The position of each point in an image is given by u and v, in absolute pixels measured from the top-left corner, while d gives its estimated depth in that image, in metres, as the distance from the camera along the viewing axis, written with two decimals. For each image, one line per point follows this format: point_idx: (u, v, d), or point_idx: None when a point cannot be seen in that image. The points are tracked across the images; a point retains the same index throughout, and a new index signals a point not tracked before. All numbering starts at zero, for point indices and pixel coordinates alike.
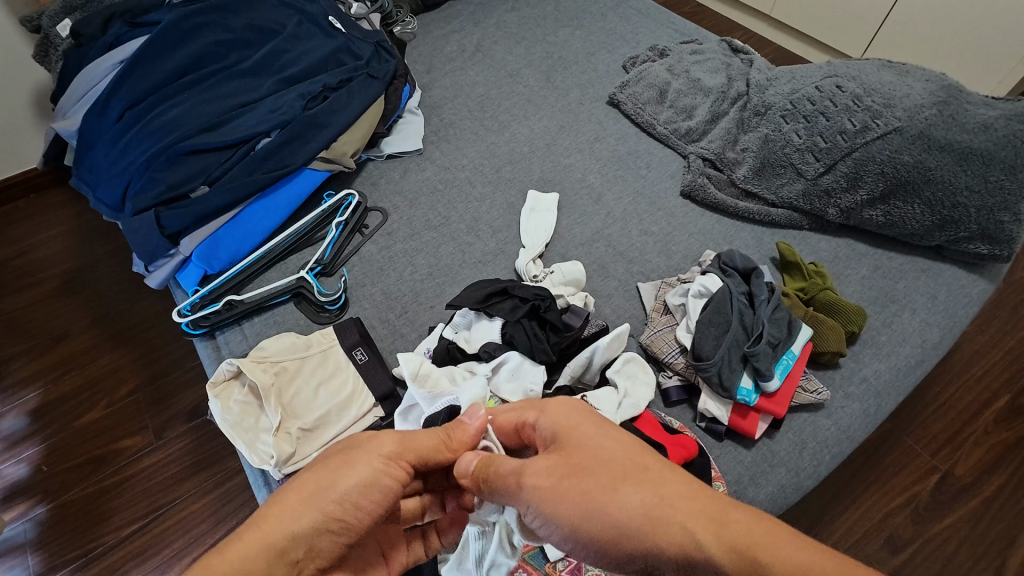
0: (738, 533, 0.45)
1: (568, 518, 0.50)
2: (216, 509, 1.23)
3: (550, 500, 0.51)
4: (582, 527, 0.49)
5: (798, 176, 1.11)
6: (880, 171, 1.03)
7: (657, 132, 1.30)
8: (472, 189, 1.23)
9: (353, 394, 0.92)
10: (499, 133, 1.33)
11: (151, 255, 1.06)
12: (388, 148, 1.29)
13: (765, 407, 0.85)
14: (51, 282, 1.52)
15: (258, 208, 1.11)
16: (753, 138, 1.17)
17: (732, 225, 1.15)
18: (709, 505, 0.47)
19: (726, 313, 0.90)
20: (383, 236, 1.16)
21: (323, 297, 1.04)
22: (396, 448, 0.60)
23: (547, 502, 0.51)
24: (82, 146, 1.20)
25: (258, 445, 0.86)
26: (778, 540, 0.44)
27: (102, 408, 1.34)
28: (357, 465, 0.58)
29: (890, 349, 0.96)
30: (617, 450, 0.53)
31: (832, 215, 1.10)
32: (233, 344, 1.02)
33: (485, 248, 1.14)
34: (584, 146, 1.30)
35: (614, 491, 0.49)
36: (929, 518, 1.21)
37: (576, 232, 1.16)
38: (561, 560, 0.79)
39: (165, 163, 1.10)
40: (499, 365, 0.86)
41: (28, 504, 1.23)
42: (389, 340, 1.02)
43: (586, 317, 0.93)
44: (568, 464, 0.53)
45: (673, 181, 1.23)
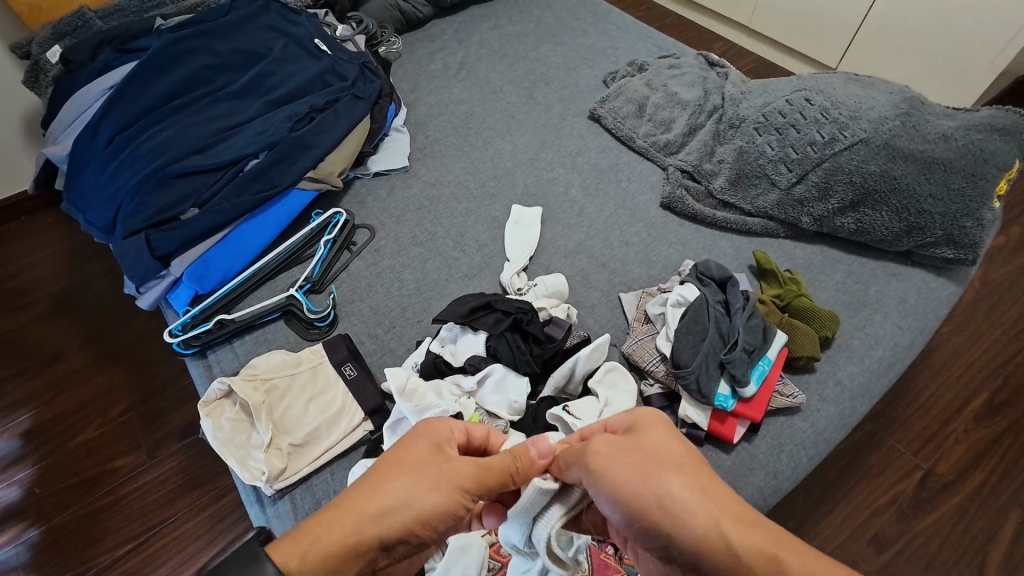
0: (771, 550, 0.49)
1: (620, 482, 0.57)
2: (211, 526, 1.24)
3: (611, 464, 0.58)
4: (628, 493, 0.56)
5: (772, 186, 1.15)
6: (849, 180, 1.07)
7: (636, 144, 1.33)
8: (458, 204, 1.26)
9: (342, 410, 0.93)
10: (483, 149, 1.36)
11: (142, 277, 1.08)
12: (375, 166, 1.32)
13: (742, 412, 0.88)
14: (42, 304, 1.53)
15: (247, 228, 1.13)
16: (728, 150, 1.21)
17: (710, 234, 1.19)
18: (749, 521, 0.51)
19: (702, 321, 0.93)
20: (371, 252, 1.18)
21: (312, 314, 1.06)
22: (473, 471, 0.61)
23: (605, 466, 0.58)
24: (73, 170, 1.23)
25: (249, 462, 0.88)
26: (806, 559, 0.48)
27: (95, 428, 1.35)
28: (436, 479, 0.60)
29: (863, 352, 1.00)
30: (676, 452, 0.59)
31: (806, 223, 1.13)
32: (224, 362, 1.04)
33: (471, 262, 1.17)
34: (567, 160, 1.34)
35: (671, 476, 0.55)
36: (913, 516, 1.24)
37: (559, 244, 1.19)
38: None
39: (156, 187, 1.13)
40: (483, 377, 0.89)
41: (22, 526, 1.23)
42: (378, 354, 1.04)
43: (569, 328, 0.95)
44: (634, 447, 0.59)
45: (653, 193, 1.27)
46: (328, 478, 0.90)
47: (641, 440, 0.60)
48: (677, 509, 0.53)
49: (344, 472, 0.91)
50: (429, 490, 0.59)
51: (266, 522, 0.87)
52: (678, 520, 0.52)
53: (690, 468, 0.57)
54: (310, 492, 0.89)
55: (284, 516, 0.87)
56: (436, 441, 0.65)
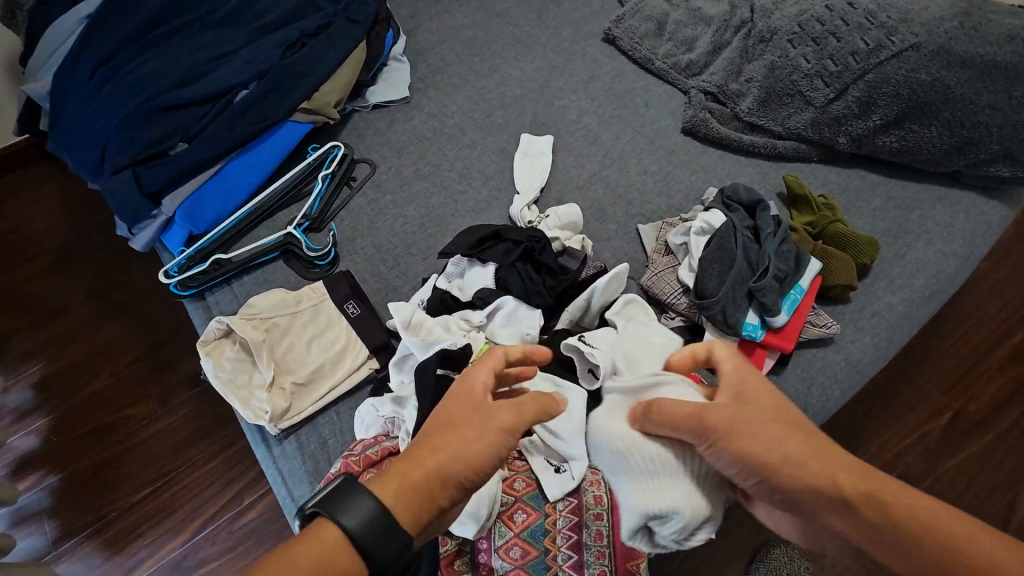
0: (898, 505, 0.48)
1: (752, 453, 0.52)
2: (225, 471, 1.25)
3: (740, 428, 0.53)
4: (752, 461, 0.52)
5: (807, 104, 1.05)
6: (896, 92, 0.98)
7: (655, 67, 1.21)
8: (462, 136, 1.18)
9: (346, 348, 0.89)
10: (489, 77, 1.25)
11: (133, 217, 1.03)
12: (373, 97, 1.22)
13: (771, 343, 0.83)
14: (42, 257, 1.49)
15: (240, 164, 1.07)
16: (758, 67, 1.10)
17: (736, 161, 1.10)
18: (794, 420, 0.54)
19: (729, 249, 0.86)
20: (372, 187, 1.11)
21: (312, 253, 1.01)
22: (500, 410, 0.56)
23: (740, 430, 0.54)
24: (56, 109, 1.15)
25: (252, 401, 0.85)
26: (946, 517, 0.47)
27: (105, 378, 1.34)
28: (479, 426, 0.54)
29: (904, 281, 0.92)
30: (775, 439, 0.53)
31: (843, 144, 1.04)
32: (223, 303, 1.00)
33: (478, 196, 1.10)
34: (580, 86, 1.23)
35: (766, 428, 0.54)
36: (941, 456, 1.19)
37: (572, 175, 1.10)
38: (561, 536, 0.69)
39: (142, 122, 1.06)
40: (493, 311, 0.83)
41: (41, 473, 1.25)
42: (381, 293, 1.00)
43: (583, 259, 0.89)
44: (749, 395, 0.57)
45: (674, 118, 1.16)
46: (334, 418, 0.86)
47: (754, 387, 0.57)
48: (800, 481, 0.51)
49: (350, 411, 0.87)
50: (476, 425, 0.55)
51: (271, 462, 0.85)
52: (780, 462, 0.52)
53: (820, 455, 0.52)
54: (316, 432, 0.85)
55: (290, 456, 0.84)
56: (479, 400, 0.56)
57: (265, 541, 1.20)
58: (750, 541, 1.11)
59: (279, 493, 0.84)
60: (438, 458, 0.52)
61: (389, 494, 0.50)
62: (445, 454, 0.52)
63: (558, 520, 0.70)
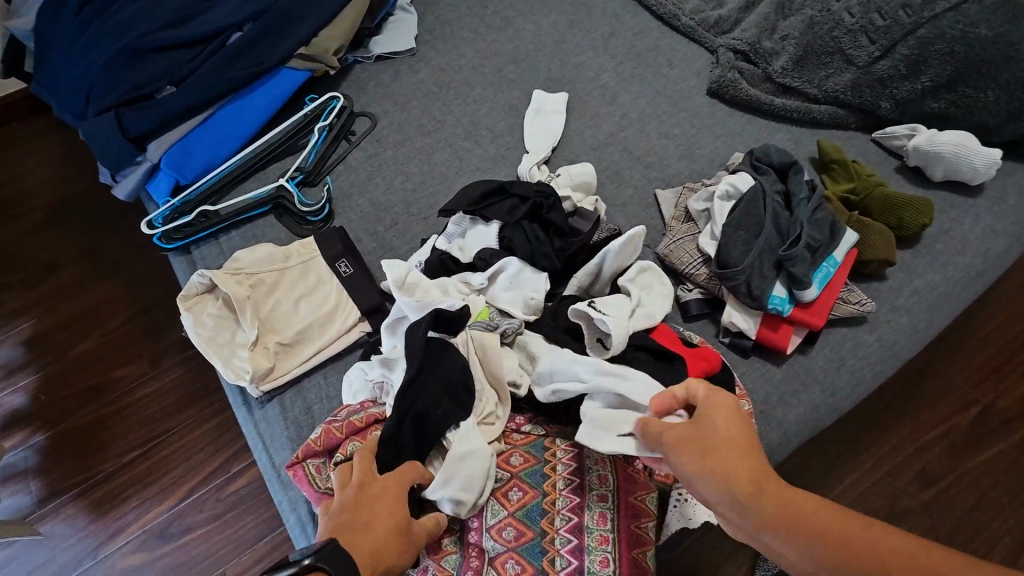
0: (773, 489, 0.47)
1: (699, 447, 0.50)
2: (214, 437, 1.21)
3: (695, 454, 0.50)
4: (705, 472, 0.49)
5: (848, 64, 0.96)
6: (950, 49, 0.89)
7: (681, 24, 1.11)
8: (470, 90, 1.10)
9: (336, 308, 0.83)
10: (501, 30, 1.16)
11: (116, 163, 0.97)
12: (377, 47, 1.13)
13: (799, 319, 0.76)
14: (34, 212, 1.43)
15: (232, 111, 1.00)
16: (795, 23, 1.01)
17: (766, 125, 1.01)
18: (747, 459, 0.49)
19: (757, 214, 0.79)
20: (372, 142, 1.04)
21: (305, 207, 0.94)
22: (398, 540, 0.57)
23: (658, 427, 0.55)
24: (40, 48, 1.09)
25: (233, 361, 0.80)
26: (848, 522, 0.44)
27: (95, 337, 1.29)
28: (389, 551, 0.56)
29: (947, 259, 0.84)
30: (734, 432, 0.51)
31: (886, 109, 0.96)
32: (209, 258, 0.93)
33: (485, 154, 1.03)
34: (599, 42, 1.13)
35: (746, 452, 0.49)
36: (967, 452, 1.11)
37: (587, 135, 1.03)
38: (560, 516, 0.63)
39: (127, 63, 0.99)
40: (496, 273, 0.77)
41: (28, 432, 1.21)
42: (378, 253, 0.93)
43: (595, 221, 0.82)
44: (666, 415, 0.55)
45: (699, 78, 1.07)
46: (321, 382, 0.81)
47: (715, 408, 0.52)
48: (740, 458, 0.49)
49: (338, 376, 0.81)
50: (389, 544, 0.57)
51: (253, 426, 0.79)
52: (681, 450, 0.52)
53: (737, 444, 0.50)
54: (300, 396, 0.80)
55: (272, 420, 0.79)
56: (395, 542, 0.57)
57: (254, 510, 1.16)
58: None
59: (260, 460, 0.79)
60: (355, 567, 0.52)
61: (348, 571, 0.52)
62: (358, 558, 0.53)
63: (557, 500, 0.64)
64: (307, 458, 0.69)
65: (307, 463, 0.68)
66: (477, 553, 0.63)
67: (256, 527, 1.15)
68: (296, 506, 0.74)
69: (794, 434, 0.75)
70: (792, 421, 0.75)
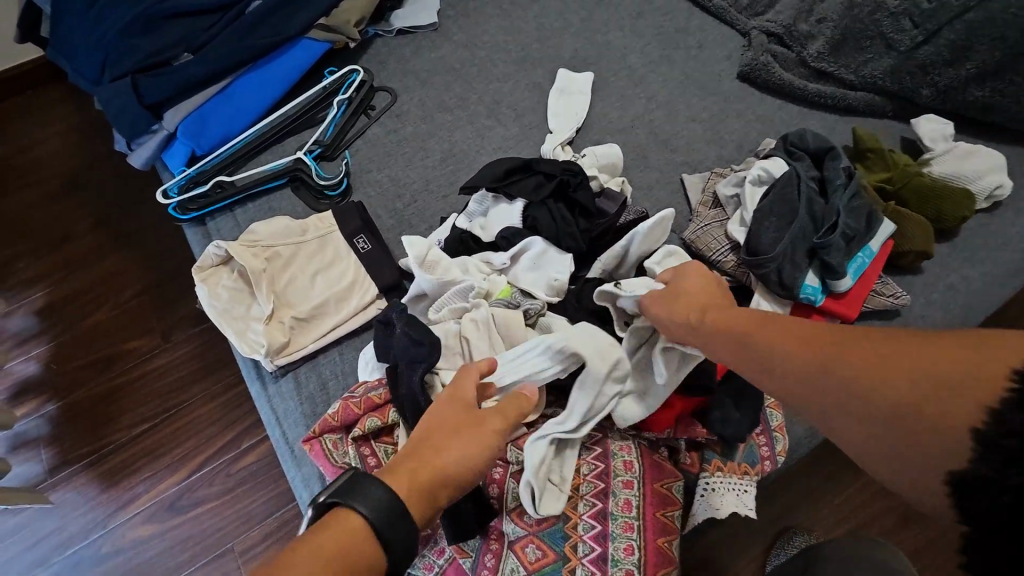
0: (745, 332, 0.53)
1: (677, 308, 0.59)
2: (224, 412, 1.20)
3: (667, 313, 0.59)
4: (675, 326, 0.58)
5: (888, 49, 0.92)
6: (999, 35, 0.86)
7: (713, 5, 1.08)
8: (494, 68, 1.07)
9: (353, 284, 0.82)
10: (527, 7, 1.13)
11: (131, 130, 0.95)
12: (398, 21, 1.10)
13: (831, 310, 0.74)
14: (48, 182, 1.43)
15: (250, 81, 0.98)
16: (833, 5, 0.96)
17: (798, 112, 0.98)
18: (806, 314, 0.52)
19: (791, 201, 0.76)
20: (392, 118, 1.01)
21: (323, 181, 0.92)
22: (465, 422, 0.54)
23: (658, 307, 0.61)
24: (57, 13, 1.07)
25: (248, 334, 0.78)
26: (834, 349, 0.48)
27: (106, 309, 1.29)
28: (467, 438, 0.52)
29: (986, 254, 0.81)
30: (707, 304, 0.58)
31: (925, 96, 0.92)
32: (225, 230, 0.92)
33: (507, 133, 1.00)
34: (627, 22, 1.10)
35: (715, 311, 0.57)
36: None
37: (612, 117, 1.00)
38: (583, 502, 0.62)
39: (144, 28, 0.97)
40: (519, 253, 0.75)
41: (39, 401, 1.21)
42: (396, 231, 0.91)
43: (622, 203, 0.79)
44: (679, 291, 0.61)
45: (730, 61, 1.04)
46: (337, 359, 0.79)
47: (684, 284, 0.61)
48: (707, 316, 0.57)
49: (354, 353, 0.80)
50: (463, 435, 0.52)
51: (267, 401, 0.78)
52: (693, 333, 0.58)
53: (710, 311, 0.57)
54: (316, 372, 0.78)
55: (287, 396, 0.77)
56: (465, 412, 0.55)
57: (263, 486, 1.15)
58: (773, 525, 1.02)
59: (273, 434, 0.78)
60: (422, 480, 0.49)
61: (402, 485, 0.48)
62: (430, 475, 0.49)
63: (581, 486, 0.63)
64: (324, 433, 0.68)
65: (325, 438, 0.67)
66: (497, 537, 0.62)
67: (265, 502, 1.14)
68: (309, 483, 0.73)
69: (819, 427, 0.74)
70: None
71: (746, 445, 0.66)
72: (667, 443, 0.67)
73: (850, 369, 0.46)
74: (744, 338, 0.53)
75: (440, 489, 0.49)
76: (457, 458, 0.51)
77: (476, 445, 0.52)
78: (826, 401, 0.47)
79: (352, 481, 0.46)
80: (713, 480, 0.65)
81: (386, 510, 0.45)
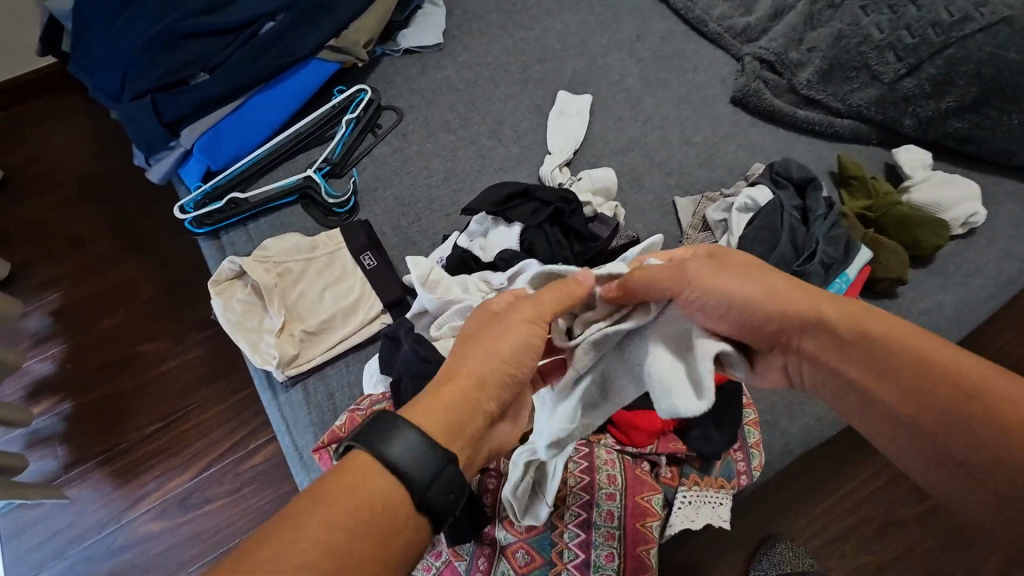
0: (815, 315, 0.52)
1: (728, 289, 0.53)
2: (233, 414, 1.25)
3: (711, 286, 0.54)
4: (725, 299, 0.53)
5: (873, 80, 0.97)
6: (976, 71, 0.91)
7: (708, 30, 1.12)
8: (496, 89, 1.11)
9: (359, 299, 0.86)
10: (529, 28, 1.17)
11: (151, 146, 1.00)
12: (405, 41, 1.14)
13: None
14: (64, 186, 1.47)
15: (263, 100, 1.02)
16: (824, 35, 1.00)
17: (787, 137, 1.02)
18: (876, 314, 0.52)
19: (774, 228, 0.81)
20: (397, 137, 1.06)
21: (331, 199, 0.97)
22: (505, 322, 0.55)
23: (715, 281, 0.54)
24: (79, 30, 1.11)
25: (260, 346, 0.83)
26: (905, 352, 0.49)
27: (120, 312, 1.34)
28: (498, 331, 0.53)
29: (960, 280, 0.86)
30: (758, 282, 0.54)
31: (908, 126, 0.97)
32: (238, 244, 0.96)
33: (507, 154, 1.04)
34: (626, 45, 1.14)
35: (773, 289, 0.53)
36: None
37: (609, 139, 1.04)
38: (569, 511, 0.66)
39: (163, 48, 1.01)
40: (515, 275, 0.78)
41: (55, 400, 1.26)
42: (400, 248, 0.95)
43: (615, 227, 0.84)
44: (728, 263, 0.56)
45: (724, 86, 1.08)
46: (344, 370, 0.84)
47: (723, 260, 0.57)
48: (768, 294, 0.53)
49: (359, 365, 0.85)
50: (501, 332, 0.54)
51: (277, 409, 0.83)
52: (760, 321, 0.53)
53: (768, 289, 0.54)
54: (324, 383, 0.83)
55: (296, 405, 0.82)
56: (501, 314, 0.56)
57: (269, 485, 1.20)
58: (755, 533, 1.07)
59: (283, 441, 0.83)
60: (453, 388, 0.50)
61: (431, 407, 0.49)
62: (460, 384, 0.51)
63: (568, 496, 0.67)
64: (332, 444, 0.72)
65: (332, 448, 0.72)
66: (490, 542, 0.67)
67: (271, 501, 1.19)
68: None
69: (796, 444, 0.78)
70: (795, 431, 0.79)
71: (723, 461, 0.72)
72: (649, 458, 0.71)
73: (917, 376, 0.48)
74: (797, 321, 0.53)
75: (473, 388, 0.50)
76: (484, 360, 0.52)
77: (504, 337, 0.53)
78: (874, 395, 0.49)
79: (383, 421, 0.45)
80: (691, 493, 0.70)
81: (414, 458, 0.44)
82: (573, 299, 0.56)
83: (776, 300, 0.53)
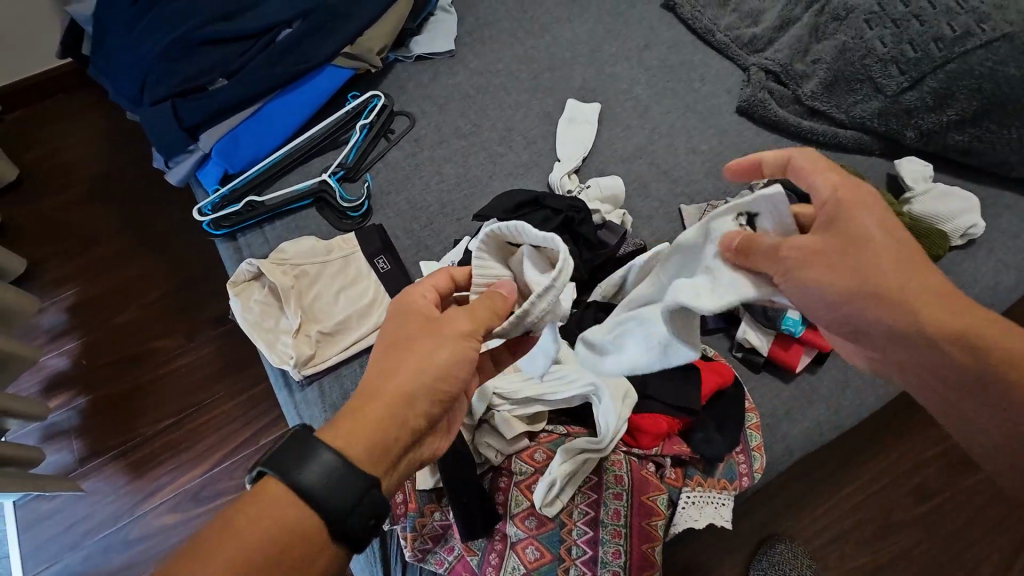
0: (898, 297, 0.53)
1: (821, 276, 0.52)
2: (245, 410, 1.28)
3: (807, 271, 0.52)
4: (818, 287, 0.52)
5: (876, 92, 0.99)
6: (977, 86, 0.93)
7: (715, 39, 1.14)
8: (507, 96, 1.13)
9: (374, 301, 0.89)
10: (539, 36, 1.19)
11: (170, 149, 1.02)
12: (417, 48, 1.17)
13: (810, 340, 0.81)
14: (78, 185, 1.50)
15: (279, 105, 1.05)
16: (828, 47, 1.02)
17: (792, 147, 1.04)
18: (928, 292, 0.54)
19: None
20: (410, 142, 1.08)
21: (345, 203, 0.99)
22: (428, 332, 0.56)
23: (811, 272, 0.52)
24: (99, 35, 1.14)
25: (277, 345, 0.85)
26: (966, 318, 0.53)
27: (134, 309, 1.37)
28: (423, 346, 0.54)
29: (958, 290, 0.88)
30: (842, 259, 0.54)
31: (910, 138, 0.99)
32: (254, 246, 0.99)
33: (517, 160, 1.07)
34: (634, 54, 1.16)
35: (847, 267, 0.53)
36: (966, 471, 1.14)
37: (617, 147, 1.06)
38: (577, 509, 0.69)
39: (182, 54, 1.04)
40: None
41: (70, 394, 1.28)
42: (413, 251, 0.98)
43: (622, 235, 0.87)
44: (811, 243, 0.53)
45: (729, 96, 1.10)
46: (358, 370, 0.87)
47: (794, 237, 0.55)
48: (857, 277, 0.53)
49: None
50: (422, 345, 0.55)
51: (293, 408, 0.86)
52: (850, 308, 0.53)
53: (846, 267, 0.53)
54: (339, 382, 0.86)
55: (312, 403, 0.85)
56: (419, 323, 0.57)
57: None
58: (755, 533, 1.09)
59: None
60: (374, 410, 0.52)
61: (344, 434, 0.51)
62: (382, 403, 0.52)
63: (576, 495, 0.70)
64: None
65: None
66: (501, 538, 0.70)
67: None
68: None
69: (797, 446, 0.81)
70: (796, 434, 0.81)
71: (725, 463, 0.74)
72: (654, 460, 0.74)
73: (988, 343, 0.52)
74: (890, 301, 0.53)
75: (393, 406, 0.52)
76: (405, 376, 0.53)
77: (426, 351, 0.54)
78: (966, 365, 0.52)
79: (301, 447, 0.49)
80: (694, 494, 0.73)
81: (335, 477, 0.48)
82: (498, 314, 0.57)
83: (866, 286, 0.53)
